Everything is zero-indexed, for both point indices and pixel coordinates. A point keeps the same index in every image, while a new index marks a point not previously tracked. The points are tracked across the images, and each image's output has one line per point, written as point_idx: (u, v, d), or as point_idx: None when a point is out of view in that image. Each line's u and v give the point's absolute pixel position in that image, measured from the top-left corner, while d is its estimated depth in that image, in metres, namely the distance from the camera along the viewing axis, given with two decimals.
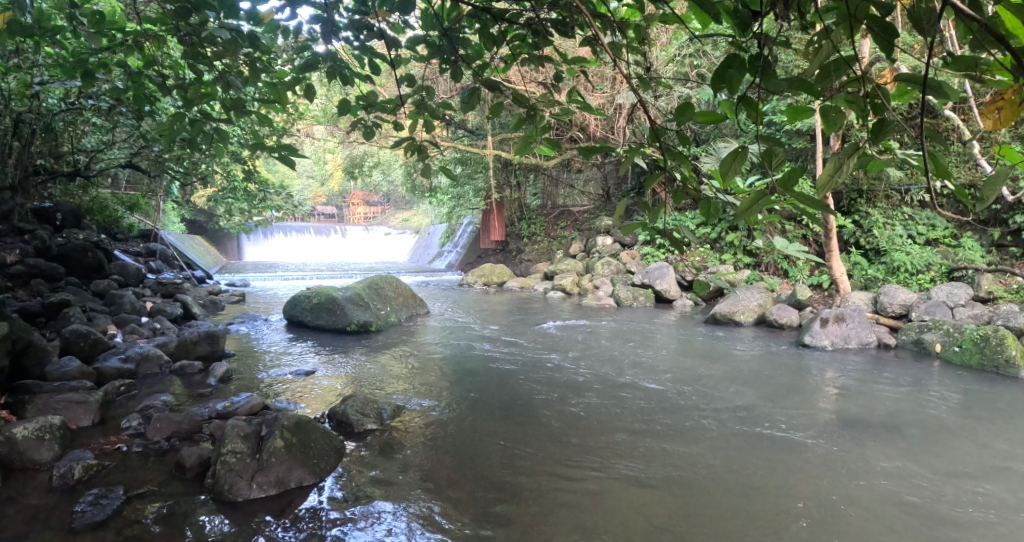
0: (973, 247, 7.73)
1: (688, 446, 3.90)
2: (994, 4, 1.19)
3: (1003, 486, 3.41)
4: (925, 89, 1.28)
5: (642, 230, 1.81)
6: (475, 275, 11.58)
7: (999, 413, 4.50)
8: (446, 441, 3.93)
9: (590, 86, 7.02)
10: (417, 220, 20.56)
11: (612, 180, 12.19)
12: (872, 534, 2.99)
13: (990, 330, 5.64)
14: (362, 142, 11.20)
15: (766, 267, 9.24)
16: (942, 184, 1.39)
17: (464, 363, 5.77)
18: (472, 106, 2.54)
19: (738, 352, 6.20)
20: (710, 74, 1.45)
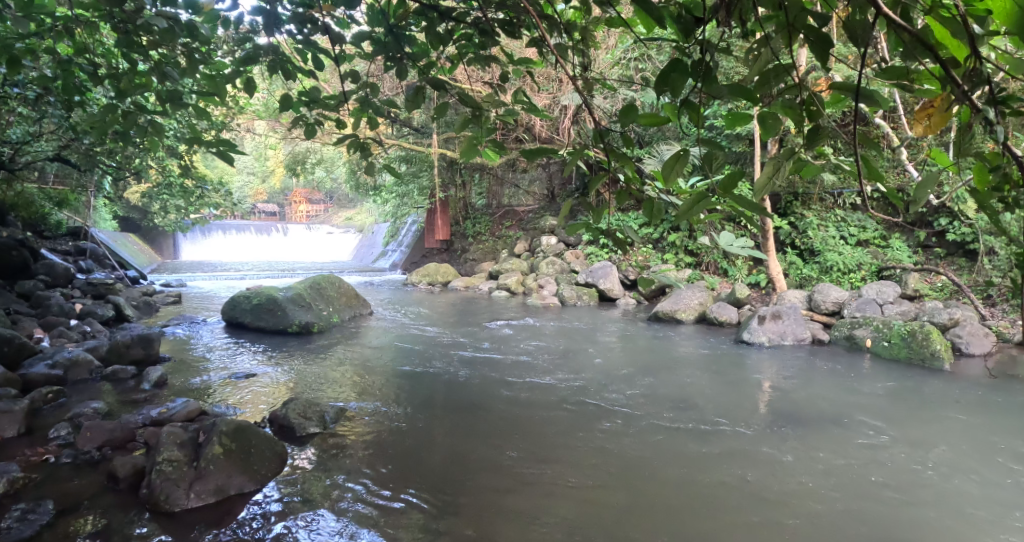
0: (900, 247, 8.13)
1: (636, 443, 3.95)
2: (925, 16, 1.23)
3: (932, 473, 3.60)
4: (858, 95, 1.33)
5: (586, 231, 1.82)
6: (420, 274, 11.47)
7: (926, 404, 4.75)
8: (391, 444, 3.87)
9: (536, 87, 7.05)
10: (361, 220, 20.27)
11: (557, 180, 12.30)
12: (814, 522, 3.09)
13: (916, 325, 5.94)
14: (305, 139, 10.94)
15: (706, 266, 9.48)
16: (873, 188, 1.44)
17: (411, 364, 5.71)
18: (417, 105, 2.51)
19: (681, 350, 6.34)
20: (654, 77, 1.47)
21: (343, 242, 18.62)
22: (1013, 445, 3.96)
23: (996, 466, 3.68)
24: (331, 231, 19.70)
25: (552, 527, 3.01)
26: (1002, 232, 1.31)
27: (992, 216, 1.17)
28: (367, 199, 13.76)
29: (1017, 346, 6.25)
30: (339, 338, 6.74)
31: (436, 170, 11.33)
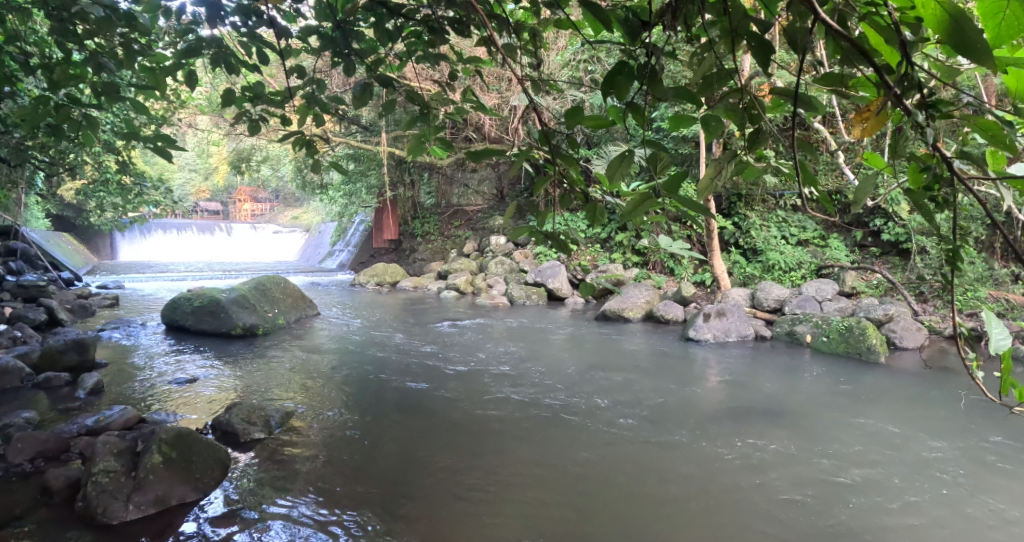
0: (837, 246, 8.45)
1: (588, 441, 3.98)
2: (861, 24, 1.27)
3: (869, 462, 3.74)
4: (798, 99, 1.36)
5: (531, 232, 1.82)
6: (368, 274, 11.29)
7: (863, 396, 4.94)
8: (340, 448, 3.80)
9: (486, 86, 7.03)
10: (308, 220, 19.91)
11: (506, 181, 12.32)
12: (760, 514, 3.17)
13: (853, 321, 6.18)
14: (250, 136, 10.65)
15: (653, 265, 9.66)
16: (810, 190, 1.49)
17: (361, 365, 5.63)
18: (364, 103, 2.46)
19: (630, 348, 6.43)
20: (600, 80, 1.48)
21: (288, 242, 18.25)
22: (943, 435, 4.15)
23: (929, 456, 3.84)
24: (277, 230, 19.28)
25: (504, 528, 3.01)
26: (930, 232, 1.36)
27: (924, 216, 1.21)
28: (314, 198, 13.50)
29: (946, 340, 6.57)
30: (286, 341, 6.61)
31: (384, 169, 11.20)
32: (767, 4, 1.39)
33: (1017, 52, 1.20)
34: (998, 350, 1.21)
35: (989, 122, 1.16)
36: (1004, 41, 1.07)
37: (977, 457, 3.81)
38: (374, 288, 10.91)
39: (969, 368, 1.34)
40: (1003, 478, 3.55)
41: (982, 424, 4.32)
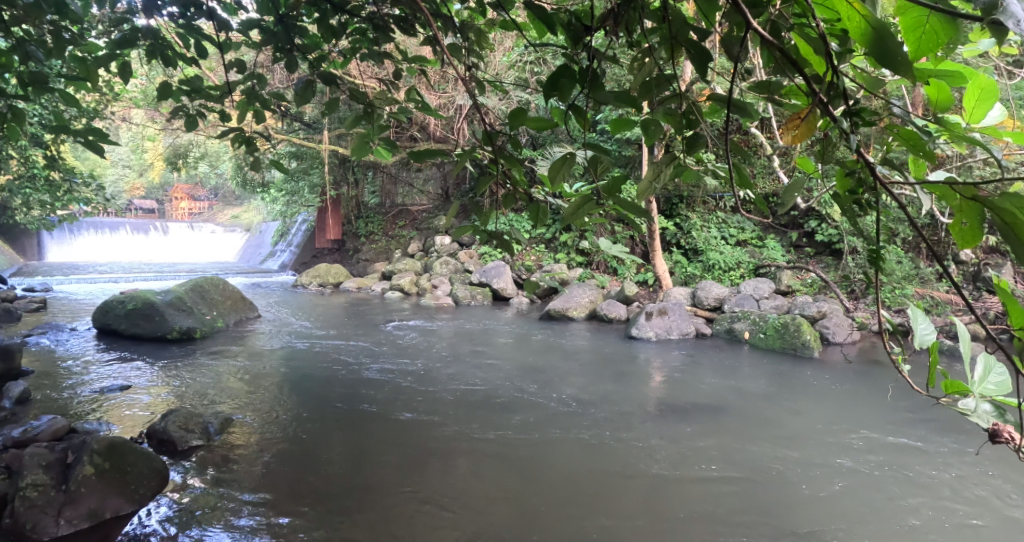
0: (774, 246, 8.75)
1: (536, 441, 3.98)
2: (793, 33, 1.31)
3: (805, 454, 3.89)
4: (734, 105, 1.39)
5: (475, 232, 1.82)
6: (310, 275, 11.07)
7: (798, 390, 5.13)
8: (284, 454, 3.71)
9: (431, 85, 6.99)
10: (248, 219, 19.44)
11: (451, 180, 12.27)
12: (704, 505, 3.25)
13: (789, 318, 6.41)
14: (187, 131, 10.29)
15: (597, 265, 9.80)
16: (745, 192, 1.53)
17: (304, 368, 5.52)
18: (306, 100, 2.41)
19: (575, 347, 6.50)
20: (542, 83, 1.49)
21: (228, 242, 17.76)
22: (873, 426, 4.34)
23: (861, 446, 4.01)
24: (215, 230, 18.73)
25: (453, 529, 2.98)
26: (857, 235, 1.41)
27: (849, 220, 1.26)
28: (255, 197, 13.17)
29: (875, 335, 6.88)
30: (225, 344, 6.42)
31: (328, 167, 11.03)
32: (705, 12, 1.43)
33: (937, 64, 1.26)
34: (922, 345, 1.26)
35: (909, 131, 1.22)
36: (926, 52, 1.12)
37: (905, 448, 3.99)
38: (317, 290, 10.71)
39: (895, 362, 1.39)
40: (930, 467, 3.72)
41: (908, 415, 4.54)
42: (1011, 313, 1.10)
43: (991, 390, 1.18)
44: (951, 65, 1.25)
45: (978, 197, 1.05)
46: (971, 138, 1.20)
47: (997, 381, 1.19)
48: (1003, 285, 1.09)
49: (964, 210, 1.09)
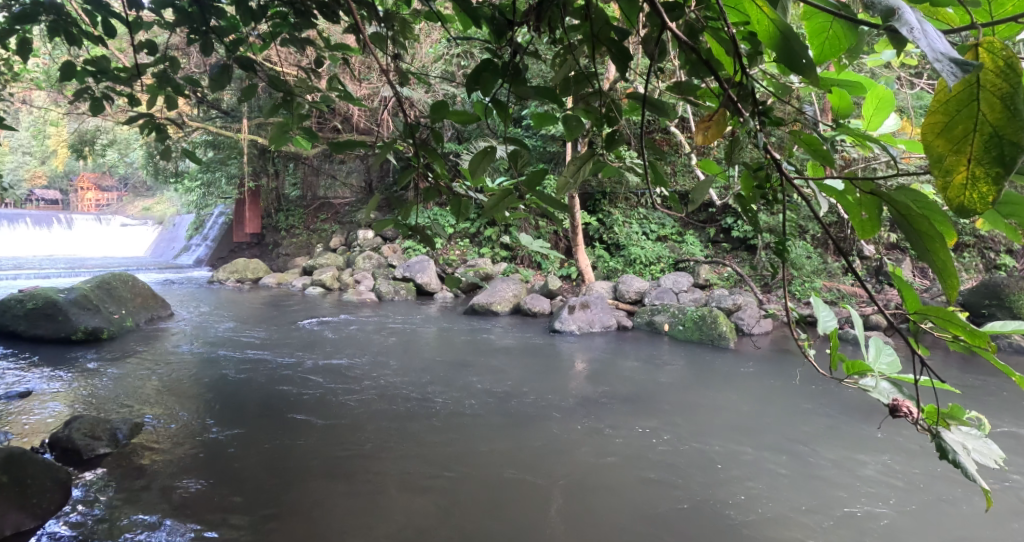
0: (693, 242, 9.07)
1: (465, 436, 3.98)
2: (706, 34, 1.35)
3: (723, 440, 4.06)
4: (651, 104, 1.43)
5: (396, 226, 1.80)
6: (227, 270, 10.67)
7: (715, 378, 5.36)
8: (200, 460, 3.56)
9: (356, 75, 6.83)
10: (161, 211, 18.56)
11: (376, 174, 12.09)
12: (629, 491, 3.34)
13: (706, 310, 6.66)
14: (95, 116, 9.68)
15: (521, 259, 9.89)
16: (661, 190, 1.58)
17: (221, 368, 5.32)
18: (223, 85, 2.32)
19: (501, 341, 6.55)
20: (465, 77, 1.49)
21: (139, 236, 16.89)
22: (783, 411, 4.57)
23: (773, 430, 4.23)
24: (125, 223, 17.77)
25: (381, 528, 2.94)
26: (764, 231, 1.48)
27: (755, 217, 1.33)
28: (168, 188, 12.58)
29: (784, 326, 7.26)
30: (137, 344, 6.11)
31: (247, 158, 10.65)
32: (626, 13, 1.45)
33: (841, 72, 1.33)
34: (824, 331, 1.33)
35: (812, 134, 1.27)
36: (829, 57, 1.18)
37: (811, 430, 4.24)
38: (235, 285, 10.36)
39: (799, 348, 1.45)
40: (836, 447, 3.95)
41: (816, 400, 4.80)
42: (907, 300, 1.17)
43: (887, 368, 1.25)
44: (852, 73, 1.32)
45: (875, 194, 1.10)
46: (868, 141, 1.27)
47: (888, 360, 1.27)
48: (898, 273, 1.16)
49: (860, 206, 1.15)
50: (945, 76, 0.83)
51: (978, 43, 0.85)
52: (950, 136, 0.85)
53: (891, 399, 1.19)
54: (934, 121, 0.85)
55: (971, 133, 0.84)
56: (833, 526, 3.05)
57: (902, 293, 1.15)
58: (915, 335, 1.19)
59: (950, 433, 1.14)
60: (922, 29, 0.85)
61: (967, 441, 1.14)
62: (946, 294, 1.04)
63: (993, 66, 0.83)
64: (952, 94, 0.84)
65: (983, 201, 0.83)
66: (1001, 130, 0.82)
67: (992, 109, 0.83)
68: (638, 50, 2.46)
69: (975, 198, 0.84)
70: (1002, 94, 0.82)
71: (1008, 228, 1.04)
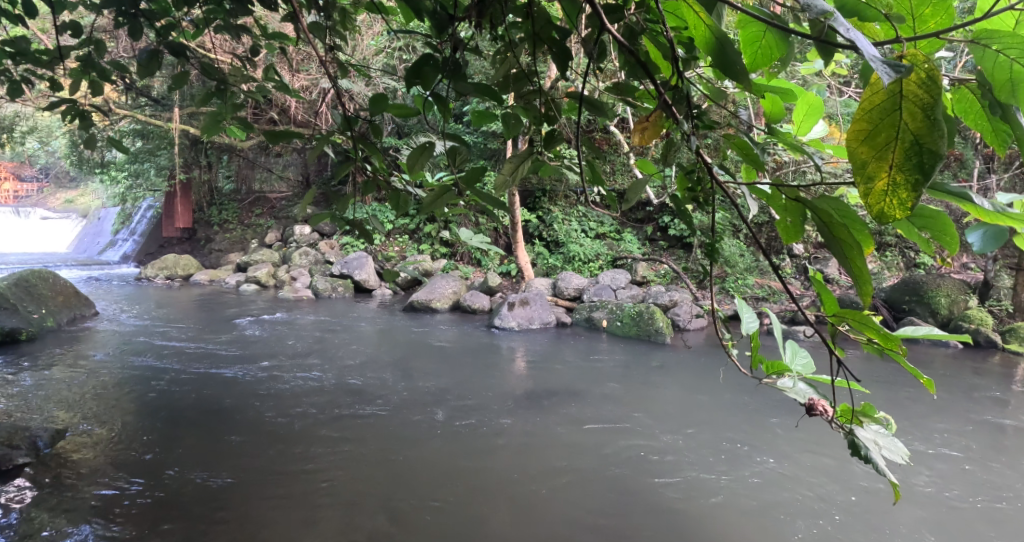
0: (631, 239, 9.29)
1: (405, 435, 3.98)
2: (644, 36, 1.38)
3: (657, 433, 4.18)
4: (591, 104, 1.44)
5: (332, 220, 1.77)
6: (155, 267, 10.26)
7: (649, 372, 5.51)
8: (127, 469, 3.43)
9: (294, 66, 6.67)
10: (85, 203, 17.73)
11: (314, 167, 11.87)
12: (567, 486, 3.40)
13: (643, 307, 6.81)
14: (13, 101, 9.13)
15: (461, 256, 9.90)
16: (597, 190, 1.60)
17: (151, 371, 5.13)
18: (151, 71, 2.23)
19: (440, 338, 6.54)
20: (405, 71, 1.48)
21: (58, 229, 16.07)
22: (716, 405, 4.72)
23: (704, 422, 4.38)
24: (43, 215, 16.89)
25: (321, 532, 2.90)
26: (695, 231, 1.52)
27: (686, 215, 1.37)
28: (92, 179, 12.00)
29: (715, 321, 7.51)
30: (57, 346, 5.82)
31: (178, 149, 10.29)
32: (567, 13, 1.46)
33: (771, 80, 1.37)
34: (747, 331, 1.37)
35: (743, 139, 1.31)
36: (761, 65, 1.22)
37: (740, 421, 4.41)
38: (164, 282, 9.99)
39: (725, 347, 1.50)
40: (763, 439, 4.13)
41: (747, 393, 4.97)
42: (825, 303, 1.22)
43: (803, 369, 1.31)
44: (783, 81, 1.36)
45: (799, 199, 1.14)
46: (794, 147, 1.32)
47: (802, 363, 1.34)
48: (819, 277, 1.21)
49: (785, 211, 1.20)
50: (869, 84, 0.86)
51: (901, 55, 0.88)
52: (873, 143, 0.88)
53: (808, 398, 1.25)
54: (858, 129, 0.88)
55: (892, 142, 0.87)
56: (764, 518, 3.16)
57: (821, 295, 1.21)
58: (833, 337, 1.24)
59: (863, 430, 1.20)
60: (853, 37, 0.87)
61: (877, 438, 1.20)
62: (862, 297, 1.09)
63: (914, 77, 0.87)
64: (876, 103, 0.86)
65: (901, 207, 0.86)
66: (921, 139, 0.85)
67: (912, 119, 0.86)
68: (577, 50, 2.49)
69: (894, 205, 0.86)
70: (924, 105, 0.85)
71: (919, 238, 1.10)
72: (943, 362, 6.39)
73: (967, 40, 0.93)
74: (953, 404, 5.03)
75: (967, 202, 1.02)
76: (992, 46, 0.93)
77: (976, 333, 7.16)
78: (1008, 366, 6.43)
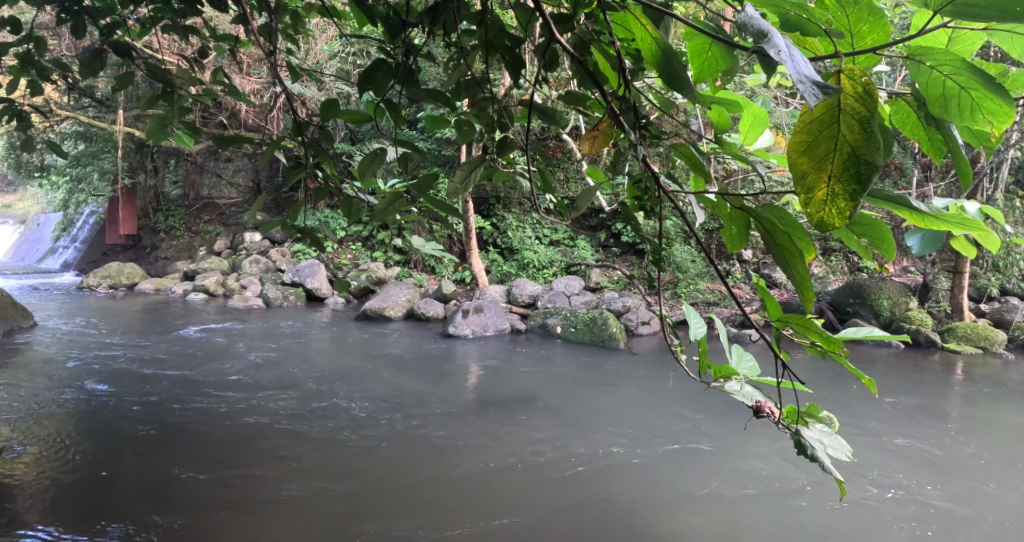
0: (584, 247, 9.41)
1: (360, 447, 3.94)
2: (594, 47, 1.39)
3: (611, 438, 4.23)
4: (542, 111, 1.45)
5: (283, 227, 1.74)
6: (98, 275, 9.92)
7: (602, 378, 5.58)
8: (68, 489, 3.29)
9: (246, 69, 6.56)
10: (21, 210, 17.03)
11: (265, 173, 11.68)
12: (525, 493, 3.41)
13: (596, 313, 6.90)
14: None
15: (414, 264, 9.86)
16: (550, 197, 1.61)
17: (94, 385, 4.94)
18: (95, 70, 2.16)
19: (393, 346, 6.51)
20: (357, 76, 1.45)
21: None
22: (667, 409, 4.80)
23: (655, 426, 4.46)
24: None
25: None
26: (645, 238, 1.54)
27: (635, 222, 1.38)
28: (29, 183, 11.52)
29: None
30: None
31: (123, 153, 9.99)
32: (519, 22, 1.46)
33: (717, 91, 1.40)
34: (695, 336, 1.39)
35: (691, 149, 1.33)
36: (707, 76, 1.24)
37: (690, 425, 4.50)
38: (107, 291, 9.66)
39: (674, 352, 1.52)
40: (712, 441, 4.22)
41: (698, 397, 5.06)
42: (770, 307, 1.25)
43: (748, 371, 1.34)
44: (729, 92, 1.39)
45: (744, 208, 1.17)
46: (739, 155, 1.35)
47: (748, 365, 1.36)
48: (763, 285, 1.24)
49: (731, 219, 1.22)
50: (808, 97, 0.87)
51: (839, 70, 0.90)
52: (812, 154, 0.89)
53: (755, 401, 1.28)
54: (798, 140, 0.89)
55: (831, 153, 0.88)
56: (720, 519, 3.23)
57: (766, 301, 1.24)
58: (778, 341, 1.28)
59: (809, 431, 1.23)
60: (792, 52, 0.88)
61: (823, 438, 1.24)
62: (804, 302, 1.12)
63: (852, 91, 0.89)
64: (815, 115, 0.88)
65: (839, 216, 0.87)
66: (858, 151, 0.87)
67: (850, 131, 0.87)
68: (526, 60, 2.52)
69: (832, 213, 0.87)
70: (860, 118, 0.87)
71: (858, 246, 1.14)
72: (885, 363, 6.63)
73: (904, 56, 0.95)
74: (895, 402, 5.22)
75: (903, 210, 1.05)
76: (926, 62, 0.94)
77: (916, 333, 7.44)
78: (946, 364, 6.70)
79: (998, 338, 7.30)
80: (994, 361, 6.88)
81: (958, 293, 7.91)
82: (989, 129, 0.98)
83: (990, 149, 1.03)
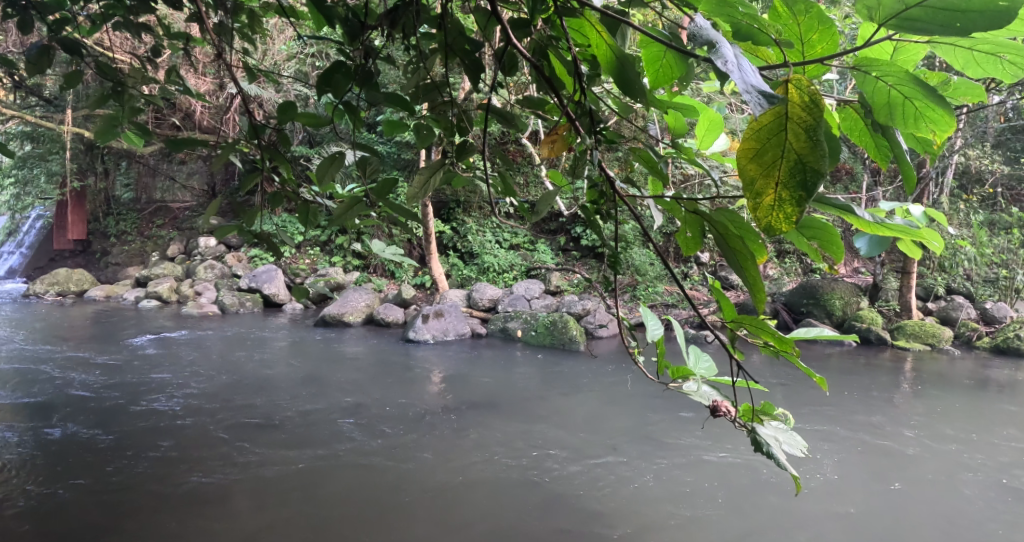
0: (544, 250, 9.47)
1: (322, 455, 3.89)
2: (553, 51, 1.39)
3: (573, 440, 4.26)
4: (500, 115, 1.45)
5: (239, 230, 1.70)
6: (45, 283, 9.58)
7: (562, 381, 5.63)
8: (16, 509, 3.15)
9: (201, 69, 6.44)
10: None
11: (220, 176, 11.46)
12: (492, 497, 3.41)
13: (557, 316, 6.96)
14: None
15: (374, 268, 9.80)
16: (509, 200, 1.61)
17: (42, 399, 4.76)
18: (41, 68, 2.08)
19: (352, 352, 6.44)
20: (315, 78, 1.43)
21: None
22: (628, 410, 4.87)
23: (617, 427, 4.52)
24: None
25: None
26: (603, 241, 1.55)
27: (592, 224, 1.39)
28: None
29: None
30: None
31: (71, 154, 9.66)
32: (479, 25, 1.45)
33: (673, 97, 1.42)
34: (652, 337, 1.41)
35: (648, 154, 1.34)
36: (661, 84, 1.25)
37: (651, 426, 4.56)
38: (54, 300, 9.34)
39: (632, 354, 1.54)
40: (673, 442, 4.29)
41: (658, 398, 5.14)
42: (724, 309, 1.28)
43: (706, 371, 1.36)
44: (686, 97, 1.42)
45: (699, 213, 1.18)
46: (694, 158, 1.37)
47: (706, 365, 1.38)
48: (718, 287, 1.26)
49: (686, 224, 1.24)
50: (755, 107, 0.88)
51: (787, 80, 0.92)
52: (760, 161, 0.90)
53: (712, 400, 1.30)
54: (746, 147, 0.90)
55: (778, 160, 0.89)
56: (685, 518, 3.28)
57: (720, 303, 1.26)
58: (733, 341, 1.30)
59: (764, 428, 1.26)
60: (738, 63, 0.91)
61: (778, 434, 1.27)
62: (755, 303, 1.13)
63: (799, 100, 0.91)
64: (764, 123, 0.89)
65: (786, 221, 0.89)
66: (804, 158, 0.89)
67: (797, 140, 0.89)
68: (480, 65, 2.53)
69: (780, 218, 0.89)
70: (806, 127, 0.89)
71: (808, 249, 1.17)
72: (837, 361, 6.82)
73: (850, 66, 0.97)
74: (846, 399, 5.39)
75: (851, 215, 1.09)
76: (872, 72, 0.97)
77: (867, 331, 7.68)
78: (895, 361, 6.94)
79: (944, 336, 7.59)
80: (939, 357, 7.15)
81: (905, 292, 8.21)
82: (929, 135, 1.01)
83: (933, 155, 1.07)
